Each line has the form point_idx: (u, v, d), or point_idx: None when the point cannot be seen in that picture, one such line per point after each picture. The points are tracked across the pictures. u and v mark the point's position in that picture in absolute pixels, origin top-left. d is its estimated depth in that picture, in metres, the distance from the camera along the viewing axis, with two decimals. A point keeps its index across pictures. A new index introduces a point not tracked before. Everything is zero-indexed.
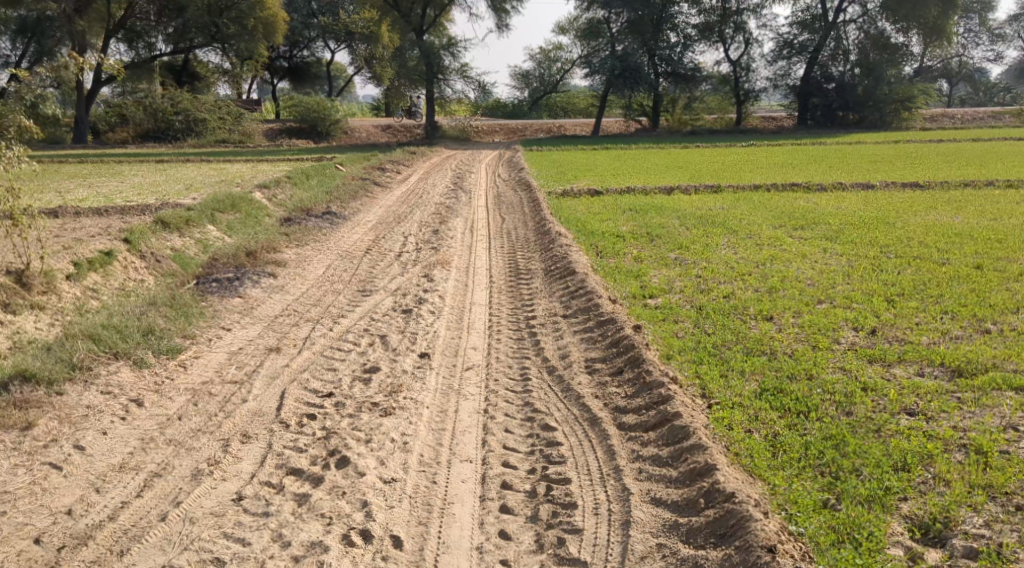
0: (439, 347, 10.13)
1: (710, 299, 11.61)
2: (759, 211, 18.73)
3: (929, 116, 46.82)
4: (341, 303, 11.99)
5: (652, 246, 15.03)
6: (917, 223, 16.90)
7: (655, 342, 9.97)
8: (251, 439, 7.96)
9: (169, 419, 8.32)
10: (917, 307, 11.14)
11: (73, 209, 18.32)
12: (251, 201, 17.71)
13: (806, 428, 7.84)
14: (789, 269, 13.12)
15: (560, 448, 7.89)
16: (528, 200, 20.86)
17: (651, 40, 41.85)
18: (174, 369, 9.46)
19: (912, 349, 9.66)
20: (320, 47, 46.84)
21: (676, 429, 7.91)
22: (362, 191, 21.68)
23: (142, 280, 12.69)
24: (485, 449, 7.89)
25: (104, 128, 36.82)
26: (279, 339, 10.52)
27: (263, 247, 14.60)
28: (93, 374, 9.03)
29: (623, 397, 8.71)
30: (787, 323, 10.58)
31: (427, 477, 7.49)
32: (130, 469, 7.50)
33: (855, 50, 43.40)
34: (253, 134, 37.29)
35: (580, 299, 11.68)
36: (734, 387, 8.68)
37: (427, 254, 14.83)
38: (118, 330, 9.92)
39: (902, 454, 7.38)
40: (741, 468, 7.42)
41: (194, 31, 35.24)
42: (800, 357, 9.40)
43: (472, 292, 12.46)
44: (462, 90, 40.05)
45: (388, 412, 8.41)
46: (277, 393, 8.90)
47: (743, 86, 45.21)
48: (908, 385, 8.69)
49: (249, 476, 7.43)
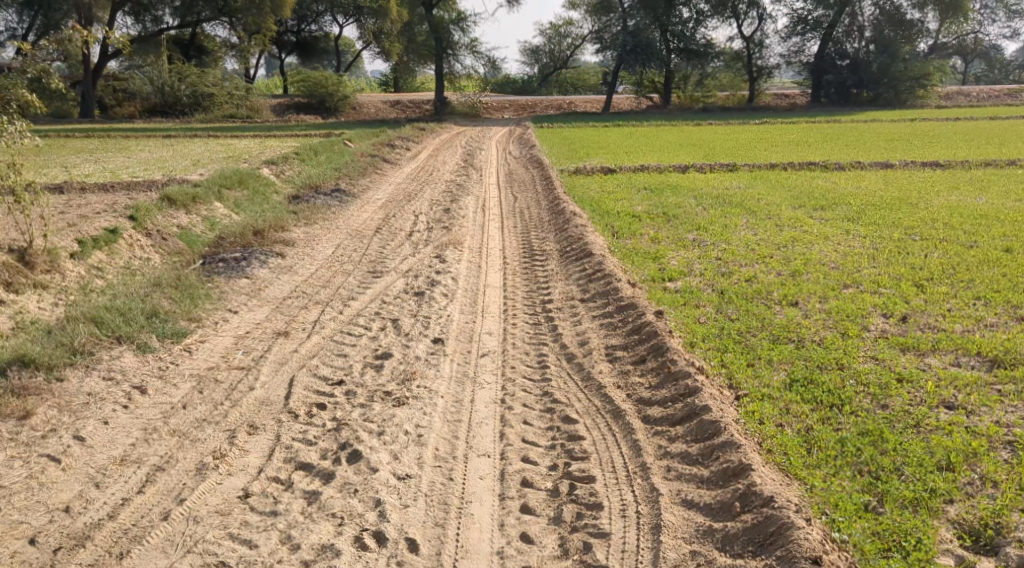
0: (452, 332, 9.76)
1: (732, 283, 11.18)
2: (778, 191, 18.21)
3: (944, 94, 45.87)
4: (351, 285, 11.61)
5: (669, 227, 14.59)
6: (941, 204, 16.39)
7: (678, 329, 9.57)
8: (259, 430, 7.62)
9: (173, 408, 7.98)
10: (948, 292, 10.69)
11: (78, 185, 17.96)
12: (259, 177, 17.31)
13: (840, 423, 7.48)
14: (812, 251, 12.67)
15: (582, 442, 7.54)
16: (540, 178, 20.44)
17: (663, 15, 40.96)
18: (179, 354, 9.12)
19: (946, 337, 9.23)
20: (329, 21, 46.07)
21: (706, 424, 7.55)
22: (371, 167, 21.25)
23: (149, 258, 12.37)
24: (503, 442, 7.54)
25: (111, 103, 36.39)
26: (287, 322, 10.15)
27: (271, 225, 14.21)
28: (95, 360, 8.69)
29: (648, 388, 8.32)
30: (815, 308, 10.16)
31: (444, 473, 7.15)
32: (132, 462, 7.16)
33: (870, 26, 42.31)
34: (261, 110, 36.89)
35: (598, 282, 11.24)
36: (763, 377, 8.31)
37: (438, 234, 14.42)
38: (120, 313, 9.57)
39: (943, 452, 7.02)
40: (776, 467, 7.06)
41: (201, 4, 34.73)
42: (830, 345, 8.99)
43: (486, 274, 12.05)
44: (471, 66, 39.49)
45: (401, 402, 8.05)
46: (286, 380, 8.55)
47: (756, 63, 44.25)
48: (947, 376, 8.26)
49: (256, 471, 7.10)
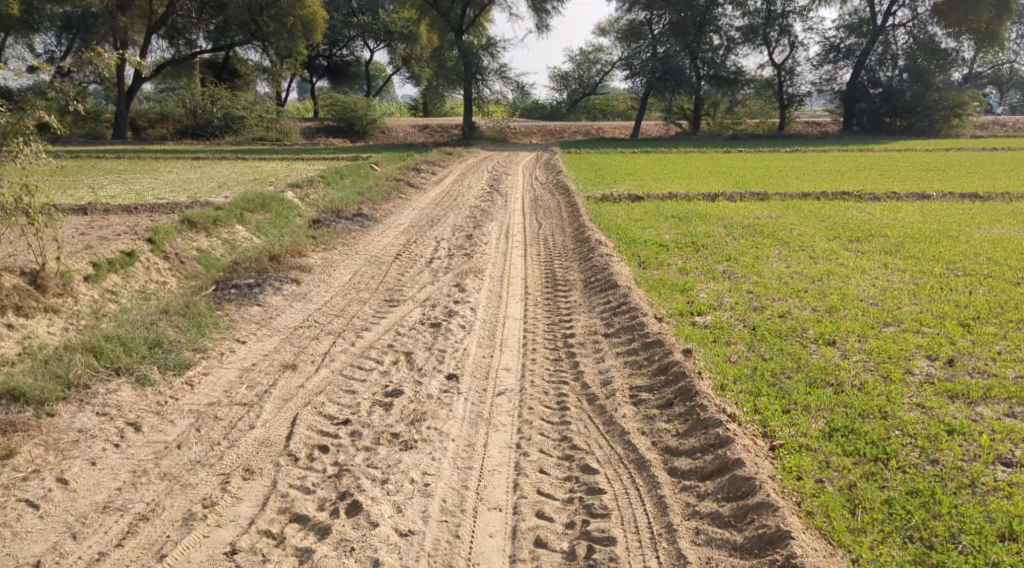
0: (468, 368, 9.21)
1: (764, 318, 10.54)
2: (811, 221, 17.55)
3: (979, 123, 44.74)
4: (366, 314, 11.13)
5: (698, 257, 13.98)
6: (982, 237, 15.66)
7: (708, 369, 8.93)
8: (254, 475, 7.17)
9: (167, 448, 7.54)
10: (997, 333, 9.99)
11: (103, 206, 17.72)
12: (283, 200, 16.96)
13: (886, 480, 6.92)
14: (849, 286, 11.98)
15: (602, 497, 7.00)
16: (566, 204, 19.93)
17: (693, 42, 40.70)
18: (179, 388, 8.64)
19: (997, 383, 8.54)
20: (359, 46, 46.09)
21: (739, 481, 7.00)
22: (396, 192, 20.82)
23: (165, 282, 12.01)
24: (516, 494, 7.05)
25: (145, 124, 36.60)
26: (296, 354, 9.66)
27: (288, 250, 13.74)
28: (90, 393, 8.25)
29: (675, 435, 7.72)
30: (853, 348, 9.49)
31: (449, 529, 6.68)
32: (114, 511, 6.78)
33: (903, 55, 41.31)
34: (290, 133, 36.69)
35: (622, 316, 10.65)
36: (800, 425, 7.68)
37: (459, 261, 13.93)
38: (122, 342, 9.11)
39: (1004, 519, 6.47)
40: (817, 532, 6.52)
41: (235, 29, 34.58)
42: (872, 390, 8.31)
43: (506, 305, 11.50)
44: (500, 91, 39.05)
45: (409, 446, 7.54)
46: (288, 419, 8.03)
47: (787, 90, 43.64)
48: (1002, 428, 7.57)
49: (247, 522, 6.69)
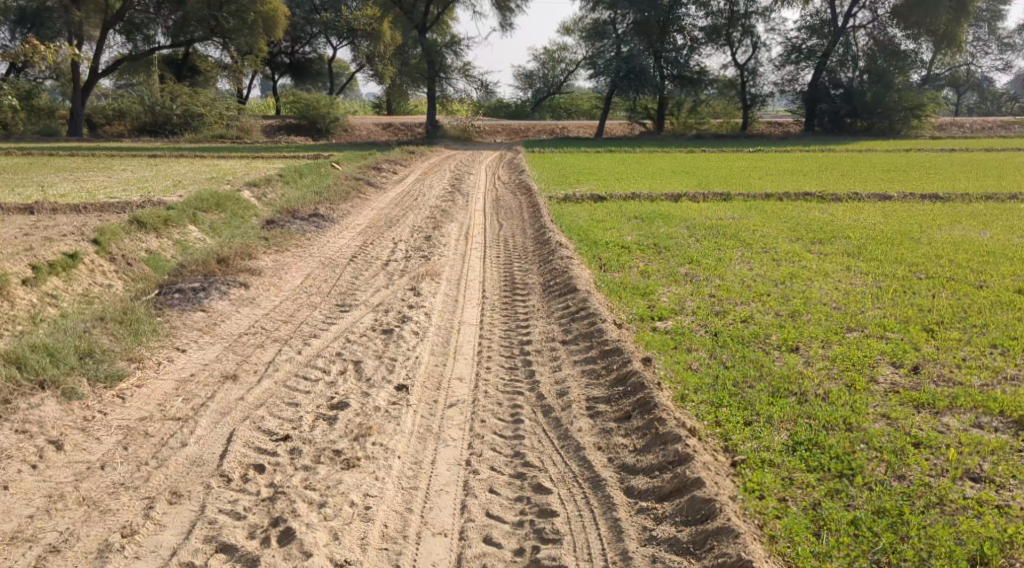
0: (419, 378, 8.75)
1: (726, 324, 10.23)
2: (774, 222, 17.35)
3: (937, 124, 45.26)
4: (315, 320, 10.62)
5: (660, 259, 13.69)
6: (944, 239, 15.56)
7: (668, 378, 8.57)
8: (180, 499, 6.71)
9: (89, 468, 7.03)
10: (961, 338, 9.76)
11: (50, 205, 16.96)
12: (238, 200, 16.35)
13: (852, 499, 6.64)
14: (811, 289, 11.75)
15: (554, 520, 6.64)
16: (527, 204, 19.56)
17: (657, 42, 40.51)
18: (109, 402, 8.08)
19: (963, 392, 8.28)
20: (322, 43, 45.38)
21: (698, 503, 6.65)
22: (356, 191, 20.30)
23: (109, 286, 11.38)
24: (463, 517, 6.65)
25: (101, 121, 35.59)
26: (239, 364, 9.11)
27: (237, 253, 13.16)
28: (10, 410, 7.68)
29: (633, 452, 7.36)
30: (816, 355, 9.20)
31: (389, 558, 6.29)
32: (23, 541, 6.31)
33: (863, 56, 41.84)
34: (252, 131, 35.57)
35: (581, 322, 10.26)
36: (763, 438, 7.37)
37: (416, 263, 13.51)
38: (49, 352, 8.48)
39: (975, 542, 6.23)
40: (780, 559, 6.23)
41: (194, 24, 33.53)
42: (836, 400, 8.01)
43: (462, 310, 11.09)
44: (464, 89, 38.48)
45: (351, 464, 7.09)
46: (223, 435, 7.53)
47: (750, 90, 43.74)
48: (969, 440, 7.30)
49: (169, 553, 6.25)
